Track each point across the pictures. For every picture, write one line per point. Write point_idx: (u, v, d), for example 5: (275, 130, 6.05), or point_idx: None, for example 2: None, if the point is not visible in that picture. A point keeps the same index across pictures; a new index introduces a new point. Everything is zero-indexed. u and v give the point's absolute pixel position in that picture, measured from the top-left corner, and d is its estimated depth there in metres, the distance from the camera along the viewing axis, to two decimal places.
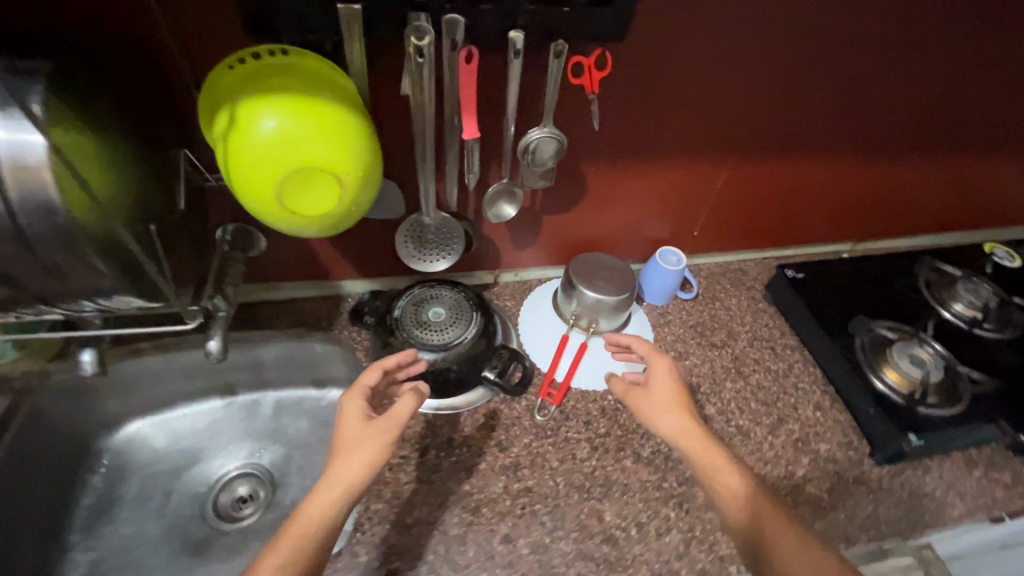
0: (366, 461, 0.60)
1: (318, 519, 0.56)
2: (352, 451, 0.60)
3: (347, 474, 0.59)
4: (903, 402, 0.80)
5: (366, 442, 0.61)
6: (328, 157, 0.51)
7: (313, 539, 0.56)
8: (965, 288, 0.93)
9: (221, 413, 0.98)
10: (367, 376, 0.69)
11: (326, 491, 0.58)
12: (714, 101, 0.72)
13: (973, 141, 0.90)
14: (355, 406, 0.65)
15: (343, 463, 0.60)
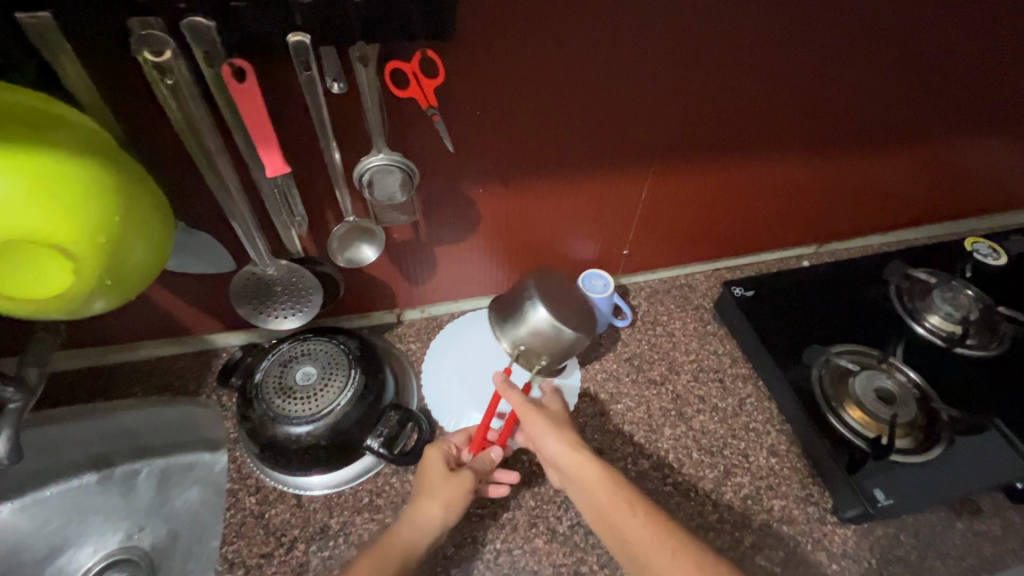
0: (445, 503, 0.58)
1: (409, 549, 0.55)
2: (438, 497, 0.58)
3: (431, 518, 0.57)
4: (867, 449, 0.66)
5: (446, 491, 0.59)
6: (44, 227, 0.38)
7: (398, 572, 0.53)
8: (943, 297, 0.80)
9: (92, 491, 0.73)
10: (454, 436, 0.66)
11: (409, 524, 0.56)
12: (617, 106, 0.58)
13: (946, 125, 0.76)
14: (438, 456, 0.62)
15: (427, 502, 0.58)
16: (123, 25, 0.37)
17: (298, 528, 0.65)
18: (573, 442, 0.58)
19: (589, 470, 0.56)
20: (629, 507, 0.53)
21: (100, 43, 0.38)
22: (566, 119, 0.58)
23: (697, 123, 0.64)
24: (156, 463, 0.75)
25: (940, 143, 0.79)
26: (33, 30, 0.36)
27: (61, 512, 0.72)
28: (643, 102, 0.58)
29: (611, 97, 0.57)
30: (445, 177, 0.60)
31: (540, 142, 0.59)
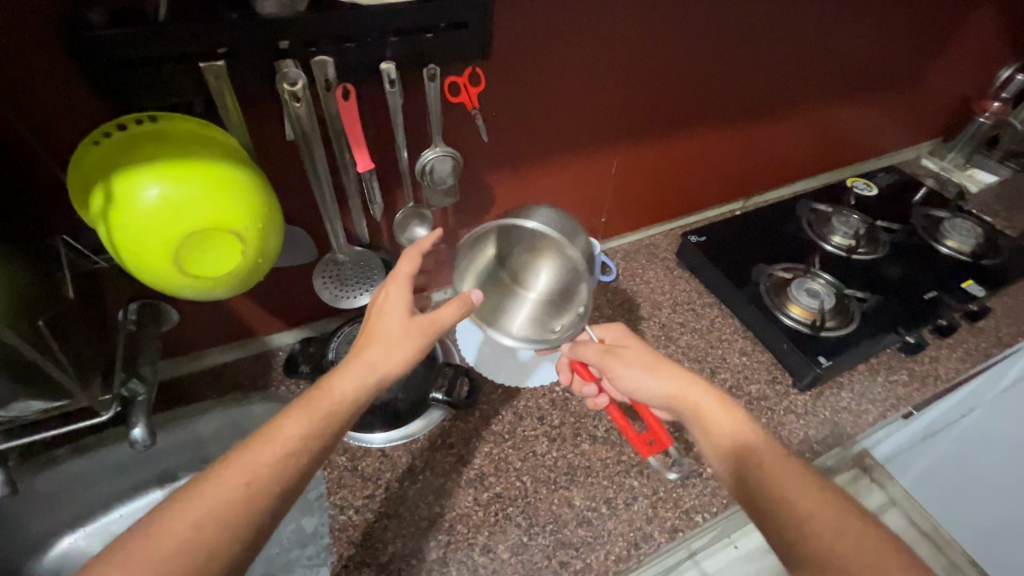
0: (401, 356, 0.56)
1: (352, 399, 0.53)
2: (390, 346, 0.56)
3: (383, 363, 0.56)
4: (809, 331, 0.89)
5: (401, 341, 0.57)
6: (222, 216, 0.50)
7: (337, 417, 0.52)
8: (839, 221, 1.06)
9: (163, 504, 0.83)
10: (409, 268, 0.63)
11: (357, 373, 0.54)
12: (593, 97, 0.78)
13: (818, 92, 1.03)
14: (396, 297, 0.59)
15: (380, 351, 0.56)
16: (268, 65, 0.52)
17: (389, 472, 0.77)
18: (660, 368, 0.65)
19: (697, 392, 0.62)
20: (735, 422, 0.58)
21: (251, 78, 0.52)
22: (557, 110, 0.76)
23: (649, 105, 0.85)
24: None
25: (816, 106, 1.06)
26: (207, 74, 0.49)
27: None
28: (612, 92, 0.79)
29: (588, 91, 0.77)
30: (471, 165, 0.76)
31: (540, 130, 0.77)
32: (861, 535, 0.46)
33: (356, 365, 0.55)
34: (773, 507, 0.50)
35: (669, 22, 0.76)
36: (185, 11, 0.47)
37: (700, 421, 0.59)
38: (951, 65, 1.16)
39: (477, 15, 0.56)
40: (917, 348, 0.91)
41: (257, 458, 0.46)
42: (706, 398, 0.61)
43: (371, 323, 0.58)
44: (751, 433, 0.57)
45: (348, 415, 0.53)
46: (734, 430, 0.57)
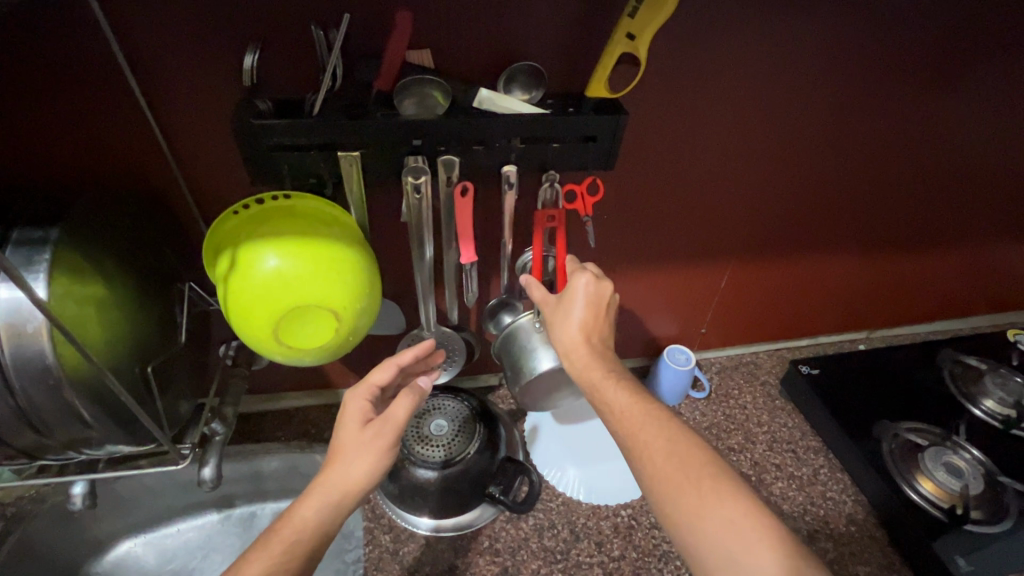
0: (366, 470, 0.50)
1: (317, 534, 0.48)
2: (352, 458, 0.50)
3: (346, 483, 0.49)
4: (945, 519, 0.73)
5: (367, 446, 0.51)
6: (324, 293, 0.51)
7: (301, 554, 0.47)
8: (993, 382, 0.89)
9: (216, 530, 0.84)
10: (377, 374, 0.57)
11: (318, 499, 0.49)
12: (716, 211, 0.73)
13: (983, 231, 0.90)
14: (356, 405, 0.54)
15: (340, 468, 0.50)
16: (397, 158, 0.53)
17: (429, 565, 0.72)
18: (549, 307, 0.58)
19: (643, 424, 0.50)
20: (683, 476, 0.47)
21: (380, 168, 0.54)
22: (673, 220, 0.72)
23: (775, 224, 0.78)
24: (268, 508, 0.86)
25: (976, 246, 0.92)
26: (342, 160, 0.52)
27: (189, 550, 0.82)
28: (737, 208, 0.74)
29: (711, 205, 0.72)
30: None
31: (651, 238, 0.74)
32: None
33: (320, 491, 0.49)
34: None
35: (818, 149, 0.69)
36: (335, 105, 0.50)
37: (659, 491, 0.47)
38: None
39: (609, 131, 0.54)
40: None
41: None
42: (618, 398, 0.52)
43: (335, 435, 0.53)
44: (694, 503, 0.46)
45: (313, 549, 0.47)
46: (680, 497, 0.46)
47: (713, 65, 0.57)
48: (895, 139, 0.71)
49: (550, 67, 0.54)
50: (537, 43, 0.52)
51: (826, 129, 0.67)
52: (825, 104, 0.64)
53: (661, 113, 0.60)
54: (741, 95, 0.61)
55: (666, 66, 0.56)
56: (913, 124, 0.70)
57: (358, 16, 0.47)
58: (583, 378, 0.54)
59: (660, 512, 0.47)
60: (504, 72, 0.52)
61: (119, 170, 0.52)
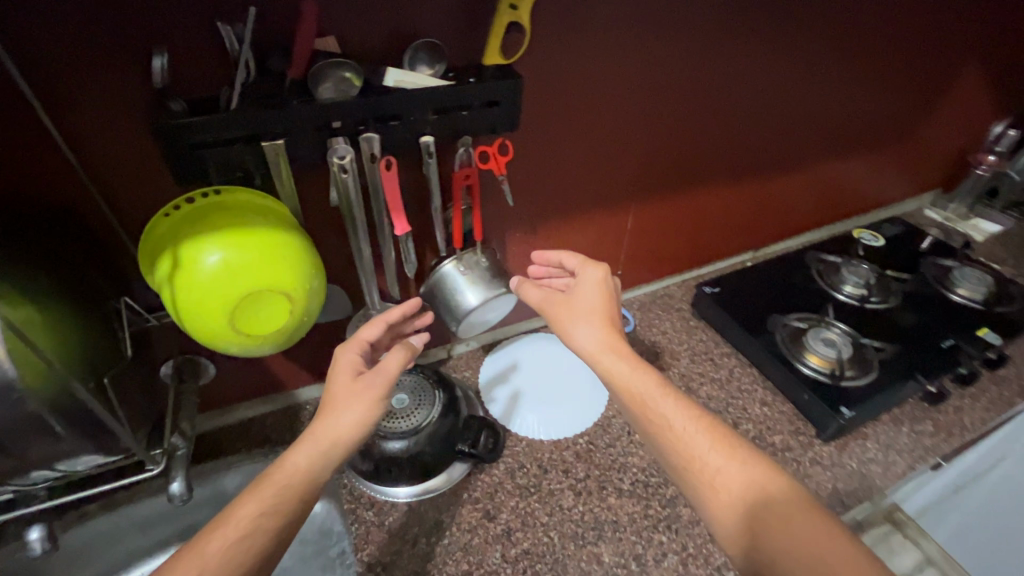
0: (355, 419, 0.58)
1: (304, 480, 0.54)
2: (343, 408, 0.58)
3: (337, 432, 0.57)
4: (829, 381, 0.90)
5: (358, 397, 0.59)
6: (274, 276, 0.54)
7: (289, 496, 0.53)
8: (849, 271, 1.09)
9: None
10: (366, 333, 0.65)
11: (310, 445, 0.56)
12: (613, 160, 0.83)
13: (822, 149, 1.09)
14: (346, 363, 0.62)
15: (330, 420, 0.57)
16: (322, 143, 0.57)
17: (416, 526, 0.77)
18: (566, 302, 0.70)
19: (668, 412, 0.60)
20: (716, 451, 0.56)
21: (306, 153, 0.57)
22: (578, 173, 0.82)
23: (664, 164, 0.90)
24: None
25: (820, 165, 1.12)
26: (268, 151, 0.55)
27: None
28: (630, 154, 0.84)
29: (608, 155, 0.82)
30: (495, 226, 0.81)
31: (562, 192, 0.83)
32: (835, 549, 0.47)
33: (311, 440, 0.56)
34: (726, 499, 0.54)
35: (686, 96, 0.82)
36: (252, 99, 0.53)
37: (686, 465, 0.57)
38: (945, 124, 1.24)
39: (509, 95, 0.62)
40: (941, 398, 0.92)
41: (208, 548, 0.48)
42: (649, 390, 0.62)
43: (327, 392, 0.61)
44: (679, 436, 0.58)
45: (300, 493, 0.53)
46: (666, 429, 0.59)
47: (586, 30, 0.66)
48: (742, 81, 0.85)
49: (448, 44, 0.60)
50: (433, 23, 0.58)
51: (688, 79, 0.79)
52: (683, 55, 0.76)
53: (551, 77, 0.68)
54: (615, 53, 0.71)
55: (548, 33, 0.64)
56: (753, 64, 0.84)
57: (262, 10, 0.50)
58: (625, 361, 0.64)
59: (684, 482, 0.57)
60: (408, 51, 0.58)
61: (29, 191, 0.51)
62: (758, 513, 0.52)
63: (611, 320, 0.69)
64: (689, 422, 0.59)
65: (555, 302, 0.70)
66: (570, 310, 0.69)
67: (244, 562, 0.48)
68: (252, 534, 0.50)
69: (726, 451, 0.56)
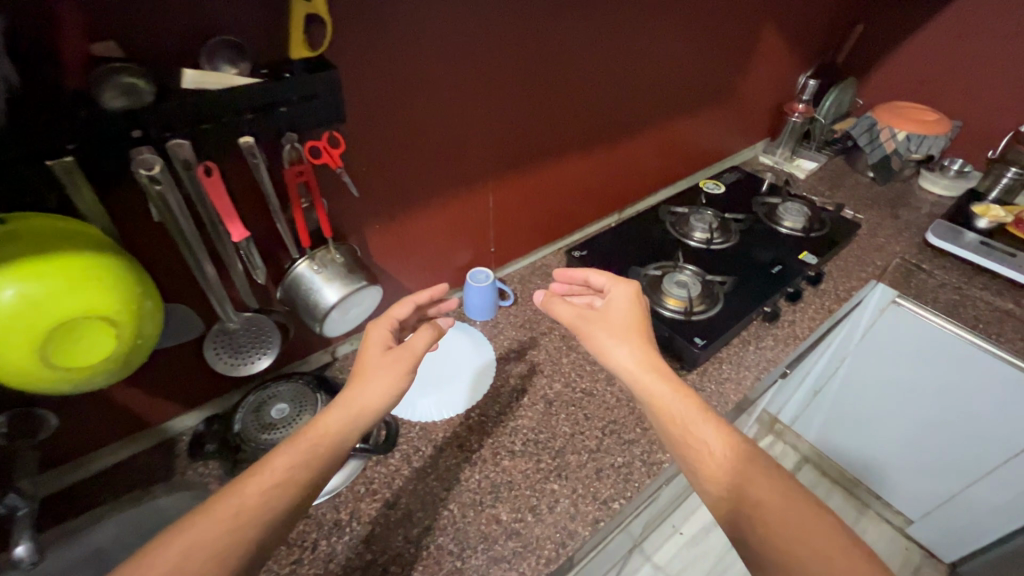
0: (383, 390, 0.70)
1: (333, 438, 0.64)
2: (370, 378, 0.70)
3: (364, 401, 0.68)
4: (684, 318, 1.01)
5: (385, 371, 0.71)
6: (91, 304, 0.51)
7: (322, 450, 0.63)
8: (695, 219, 1.22)
9: None
10: (393, 315, 0.80)
11: (340, 409, 0.67)
12: (460, 141, 0.87)
13: (659, 113, 1.20)
14: (377, 339, 0.76)
15: (359, 388, 0.69)
16: (122, 155, 0.54)
17: (314, 531, 0.76)
18: (603, 316, 0.79)
19: (682, 415, 0.68)
20: (725, 449, 0.64)
21: (107, 168, 0.54)
22: (425, 157, 0.84)
23: (513, 139, 0.95)
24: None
25: (660, 126, 1.23)
26: (57, 171, 0.51)
27: None
28: (476, 133, 0.88)
29: (453, 138, 0.85)
30: (350, 219, 0.82)
31: (413, 176, 0.84)
32: (815, 534, 0.57)
33: (342, 403, 0.67)
34: (727, 486, 0.62)
35: (516, 72, 0.87)
36: (25, 115, 0.49)
37: (697, 458, 0.65)
38: (759, 80, 1.42)
39: (326, 87, 0.62)
40: (773, 317, 1.08)
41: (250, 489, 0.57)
42: (665, 390, 0.70)
43: (358, 364, 0.73)
44: (715, 456, 0.64)
45: (330, 448, 0.64)
46: (702, 448, 0.65)
47: (398, 15, 0.68)
48: (568, 53, 0.92)
49: (250, 39, 0.59)
50: (228, 19, 0.56)
51: (514, 55, 0.84)
52: (502, 33, 0.81)
53: (372, 65, 0.69)
54: (433, 37, 0.73)
55: (358, 22, 0.65)
56: (573, 37, 0.91)
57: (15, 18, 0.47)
58: (659, 364, 0.72)
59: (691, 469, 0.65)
60: (204, 50, 0.56)
61: None
62: (764, 516, 0.59)
63: (642, 331, 0.77)
64: (728, 450, 0.65)
65: (591, 319, 0.79)
66: (601, 324, 0.78)
67: (279, 501, 0.57)
68: (285, 478, 0.60)
69: (747, 476, 0.62)
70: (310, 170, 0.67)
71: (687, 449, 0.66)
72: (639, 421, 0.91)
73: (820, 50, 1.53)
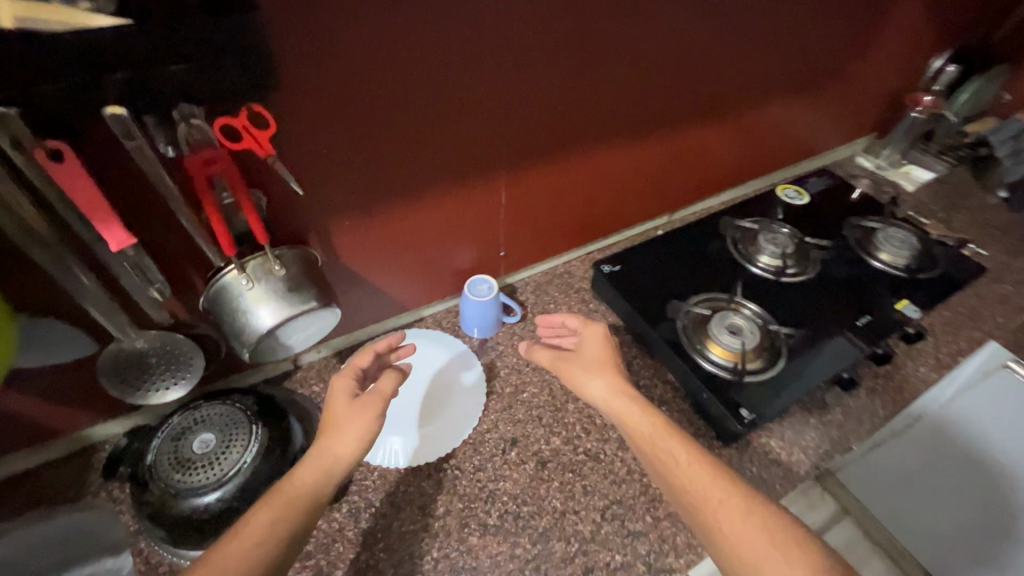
0: (358, 438, 0.58)
1: (312, 494, 0.54)
2: (345, 425, 0.59)
3: (337, 450, 0.57)
4: (730, 377, 0.78)
5: (359, 413, 0.60)
6: None
7: (298, 511, 0.52)
8: (766, 240, 0.97)
9: None
10: (359, 361, 0.68)
11: (313, 462, 0.56)
12: (463, 122, 0.65)
13: (740, 96, 0.93)
14: (346, 382, 0.64)
15: (331, 437, 0.58)
16: None
17: None
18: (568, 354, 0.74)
19: (681, 458, 0.58)
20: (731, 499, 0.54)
21: None
22: (412, 141, 0.63)
23: (538, 121, 0.72)
24: None
25: (737, 113, 0.96)
26: None
27: None
28: (485, 110, 0.65)
29: (451, 116, 0.63)
30: (304, 215, 0.62)
31: (396, 166, 0.64)
32: None
33: (315, 455, 0.56)
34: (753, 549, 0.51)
35: (547, 29, 0.63)
36: None
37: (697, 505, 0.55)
38: (879, 59, 1.09)
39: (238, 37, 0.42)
40: (852, 385, 0.83)
41: (218, 561, 0.47)
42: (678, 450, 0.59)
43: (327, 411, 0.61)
44: (719, 497, 0.55)
45: (308, 506, 0.53)
46: (709, 496, 0.55)
47: None
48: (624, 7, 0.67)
49: None
50: None
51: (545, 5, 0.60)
52: None
53: (327, 6, 0.48)
54: None
55: None
56: None
57: None
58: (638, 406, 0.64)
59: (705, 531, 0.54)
60: None
61: None
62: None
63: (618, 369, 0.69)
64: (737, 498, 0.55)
65: (568, 359, 0.72)
66: (574, 364, 0.71)
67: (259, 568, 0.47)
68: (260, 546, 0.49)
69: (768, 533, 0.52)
70: (230, 162, 0.48)
71: (683, 488, 0.56)
72: (651, 507, 0.72)
73: (969, 24, 1.16)
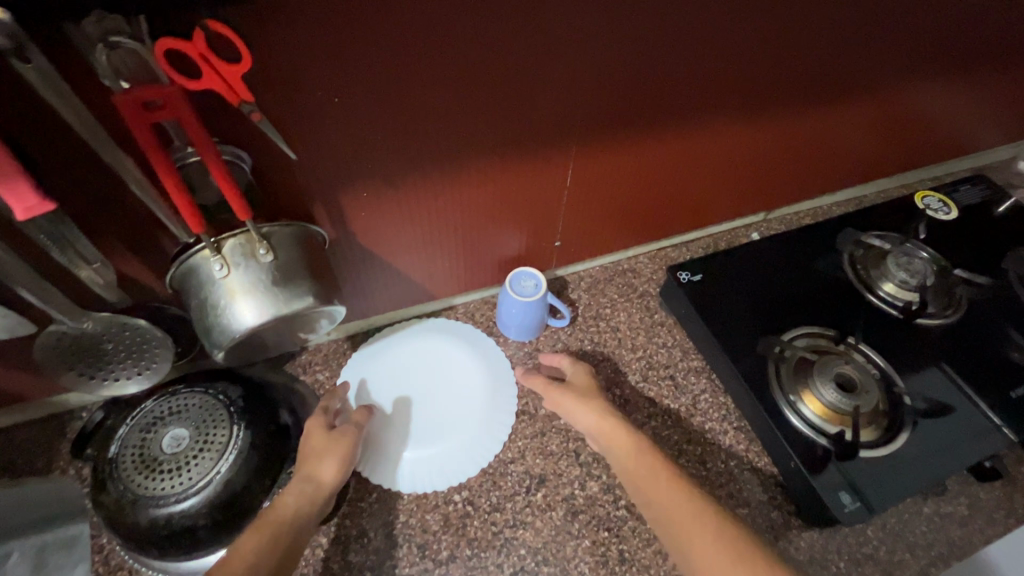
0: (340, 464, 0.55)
1: (296, 518, 0.49)
2: (325, 450, 0.55)
3: (320, 477, 0.53)
4: (832, 449, 0.60)
5: (338, 441, 0.56)
6: None
7: (284, 537, 0.47)
8: (897, 263, 0.74)
9: None
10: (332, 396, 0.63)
11: (296, 487, 0.52)
12: (524, 75, 0.47)
13: (896, 69, 0.69)
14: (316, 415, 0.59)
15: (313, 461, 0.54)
16: None
17: None
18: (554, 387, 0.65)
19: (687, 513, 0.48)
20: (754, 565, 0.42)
21: None
22: (458, 94, 0.46)
23: (625, 82, 0.53)
24: None
25: (886, 93, 0.72)
26: None
27: None
28: (555, 61, 0.47)
29: (509, 66, 0.45)
30: (306, 182, 0.48)
31: (433, 126, 0.47)
32: None
33: (296, 481, 0.52)
34: None
35: None
36: None
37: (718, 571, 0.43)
38: None
39: None
40: (993, 476, 0.65)
41: None
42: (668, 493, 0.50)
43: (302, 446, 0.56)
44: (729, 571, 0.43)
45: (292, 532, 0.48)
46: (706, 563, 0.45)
47: None
48: None
49: None
50: None
51: None
52: None
53: None
54: None
55: None
56: None
57: None
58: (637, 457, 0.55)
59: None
60: None
61: None
62: None
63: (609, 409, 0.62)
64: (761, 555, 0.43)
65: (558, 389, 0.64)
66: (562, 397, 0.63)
67: None
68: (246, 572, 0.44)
69: None
70: (182, 103, 0.33)
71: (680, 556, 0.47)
72: None
73: None
